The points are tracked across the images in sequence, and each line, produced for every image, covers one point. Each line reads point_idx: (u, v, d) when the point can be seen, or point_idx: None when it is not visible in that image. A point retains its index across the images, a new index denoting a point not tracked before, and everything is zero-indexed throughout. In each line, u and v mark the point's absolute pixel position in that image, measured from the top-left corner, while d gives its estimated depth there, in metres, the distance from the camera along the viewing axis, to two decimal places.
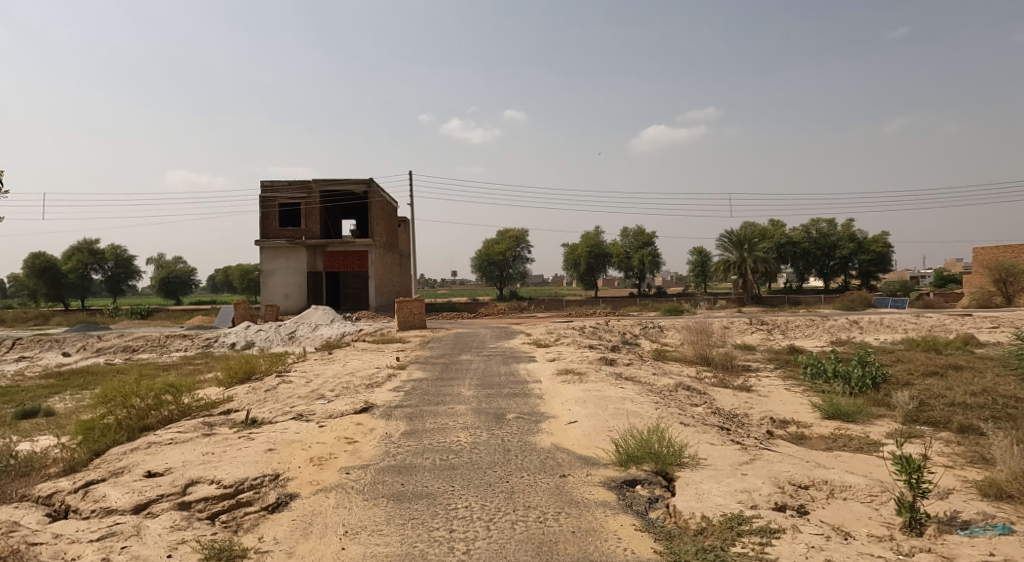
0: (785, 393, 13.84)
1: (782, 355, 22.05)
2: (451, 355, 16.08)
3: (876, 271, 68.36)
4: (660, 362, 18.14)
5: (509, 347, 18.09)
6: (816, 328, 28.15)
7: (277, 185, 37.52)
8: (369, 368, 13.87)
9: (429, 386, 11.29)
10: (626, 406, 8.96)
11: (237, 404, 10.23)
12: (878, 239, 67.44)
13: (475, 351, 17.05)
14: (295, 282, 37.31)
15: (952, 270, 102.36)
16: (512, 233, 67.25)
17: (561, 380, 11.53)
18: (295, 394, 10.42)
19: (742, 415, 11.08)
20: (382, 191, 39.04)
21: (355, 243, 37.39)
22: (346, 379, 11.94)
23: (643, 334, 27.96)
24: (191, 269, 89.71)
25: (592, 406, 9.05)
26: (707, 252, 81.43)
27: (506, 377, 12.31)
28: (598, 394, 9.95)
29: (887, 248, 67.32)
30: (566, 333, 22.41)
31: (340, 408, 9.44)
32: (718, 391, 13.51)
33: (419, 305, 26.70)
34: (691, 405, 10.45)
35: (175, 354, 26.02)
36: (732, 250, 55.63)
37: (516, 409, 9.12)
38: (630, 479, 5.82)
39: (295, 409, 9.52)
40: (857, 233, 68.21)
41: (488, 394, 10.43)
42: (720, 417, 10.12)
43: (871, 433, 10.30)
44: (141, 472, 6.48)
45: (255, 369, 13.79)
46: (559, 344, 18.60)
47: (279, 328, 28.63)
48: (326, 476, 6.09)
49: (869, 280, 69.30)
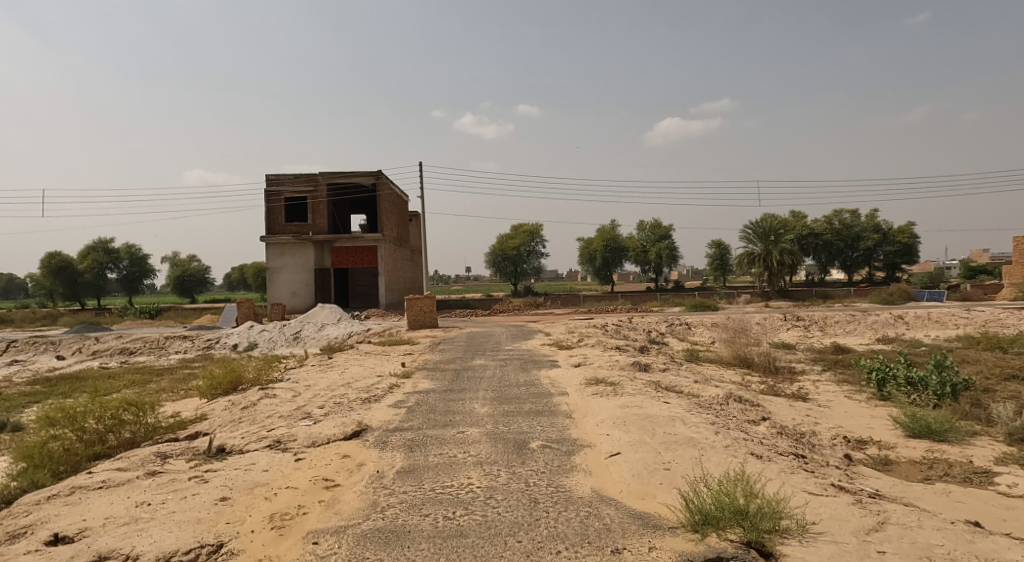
0: (849, 404, 11.97)
1: (827, 354, 20.09)
2: (464, 360, 14.38)
3: (903, 262, 65.88)
4: (697, 365, 16.29)
5: (528, 349, 16.36)
6: (857, 324, 26.07)
7: (282, 178, 36.07)
8: (370, 377, 12.17)
9: (437, 401, 9.59)
10: (679, 430, 7.20)
11: (207, 426, 8.56)
12: (904, 229, 64.89)
13: (491, 354, 15.35)
14: (303, 279, 35.90)
15: (978, 261, 99.02)
16: (526, 227, 65.65)
17: (592, 392, 9.78)
18: (277, 413, 8.75)
19: (810, 434, 9.26)
20: (392, 183, 37.48)
21: (365, 238, 35.90)
22: (340, 392, 10.26)
23: (669, 332, 26.08)
24: (205, 268, 88.86)
25: (636, 431, 7.28)
26: (725, 245, 78.99)
27: (527, 388, 10.58)
28: (640, 413, 8.17)
29: (913, 239, 64.72)
30: (589, 333, 20.64)
31: (326, 433, 7.77)
32: (772, 401, 11.67)
33: (430, 303, 25.04)
34: (752, 425, 8.65)
35: (174, 356, 24.59)
36: (757, 242, 53.67)
37: (542, 434, 7.39)
38: (713, 558, 4.08)
39: (273, 433, 7.86)
40: (882, 224, 65.73)
41: (506, 411, 8.73)
42: (790, 440, 8.31)
43: (975, 458, 8.44)
44: (44, 538, 4.85)
45: (242, 378, 12.18)
46: (583, 345, 16.81)
47: (283, 329, 27.09)
48: (285, 550, 4.43)
49: (895, 271, 66.81)
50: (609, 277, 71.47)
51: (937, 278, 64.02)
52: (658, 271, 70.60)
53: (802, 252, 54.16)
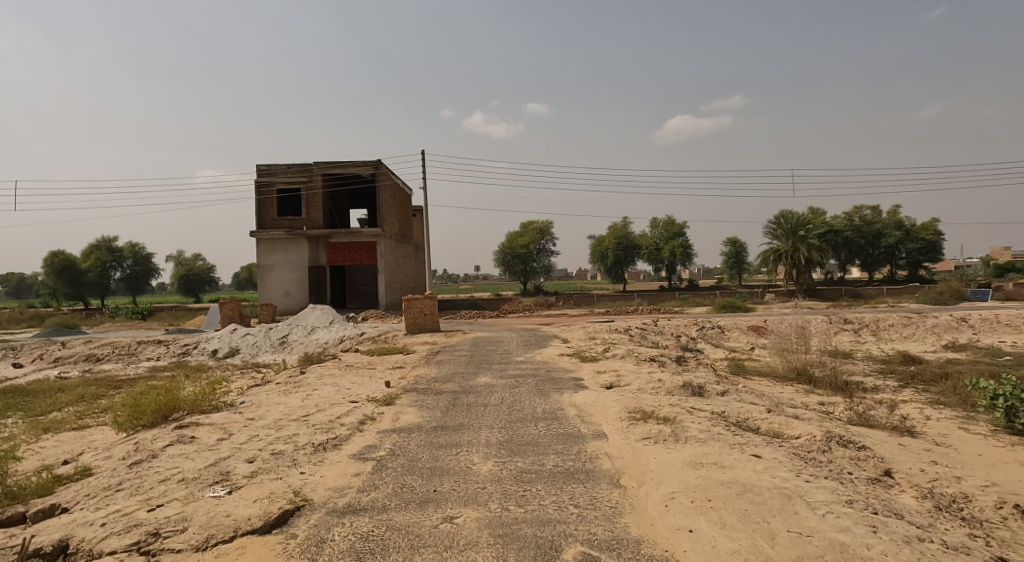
0: (976, 441, 8.99)
1: (894, 366, 17.07)
2: (465, 378, 11.47)
3: (927, 260, 62.46)
4: (751, 382, 13.36)
5: (545, 361, 13.47)
6: (915, 328, 22.96)
7: (274, 168, 33.28)
8: (340, 403, 9.31)
9: (421, 451, 6.69)
10: (813, 529, 4.29)
11: (71, 494, 5.70)
12: (930, 225, 61.51)
13: (499, 369, 12.48)
14: (297, 277, 33.24)
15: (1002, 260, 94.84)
16: (536, 225, 62.67)
17: (642, 437, 6.87)
18: (180, 471, 5.88)
19: (966, 501, 6.32)
20: (392, 174, 34.69)
21: (363, 233, 33.12)
22: (289, 430, 7.39)
23: (701, 338, 23.05)
24: (210, 266, 86.54)
25: (739, 527, 4.38)
26: (741, 242, 75.64)
27: (547, 426, 7.66)
28: (730, 482, 5.24)
29: (938, 236, 61.43)
30: (614, 339, 17.71)
31: (237, 517, 4.89)
32: (877, 439, 8.69)
33: (431, 303, 22.30)
34: (894, 497, 5.71)
35: (145, 364, 21.83)
36: (782, 238, 50.64)
37: (581, 531, 4.48)
38: None
39: (154, 515, 4.98)
40: (905, 220, 62.40)
41: (520, 472, 5.81)
42: (961, 523, 5.35)
43: None
44: None
45: (177, 405, 9.33)
46: (611, 356, 13.93)
47: (269, 333, 24.33)
48: None
49: (918, 270, 63.51)
50: (621, 276, 68.39)
51: (963, 277, 60.58)
52: (672, 269, 68.02)
53: (829, 249, 50.93)
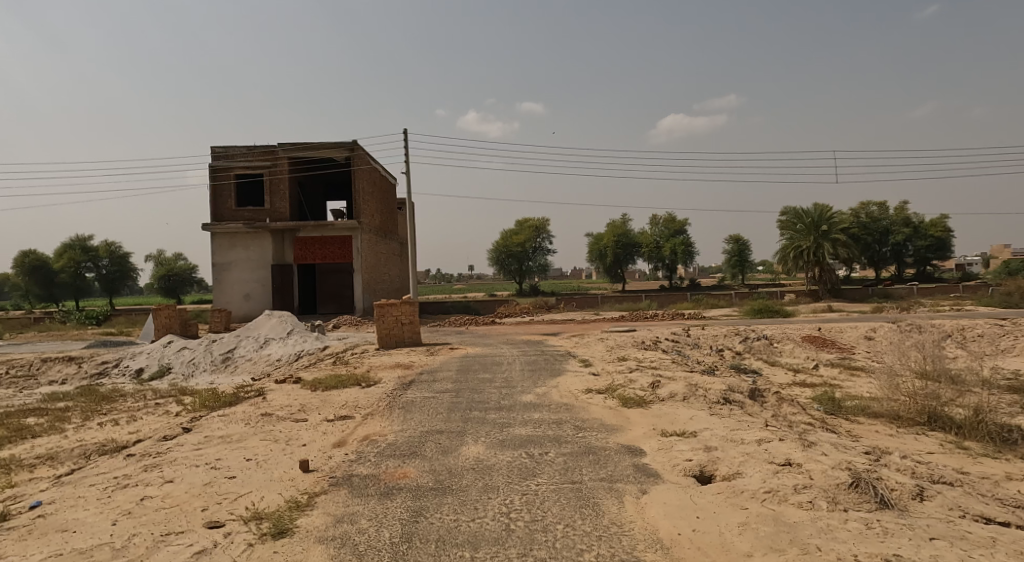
0: None
1: None
2: (443, 450, 6.73)
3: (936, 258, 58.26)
4: (882, 439, 8.75)
5: (569, 408, 8.74)
6: (1013, 340, 18.33)
7: (232, 151, 28.42)
8: (189, 533, 4.68)
9: None
10: None
11: None
12: (939, 222, 57.43)
13: (500, 426, 7.73)
14: (258, 278, 28.49)
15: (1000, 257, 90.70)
16: (532, 222, 57.85)
17: None
18: None
19: None
20: (370, 157, 29.93)
21: (336, 226, 28.38)
22: None
23: (749, 353, 18.32)
24: (191, 266, 81.22)
25: None
26: (744, 240, 71.09)
27: None
28: None
29: (948, 233, 57.31)
30: (652, 361, 12.99)
31: None
32: None
33: (409, 309, 17.56)
34: None
35: (40, 391, 16.99)
36: (804, 235, 45.87)
37: None
38: None
39: None
40: (912, 216, 58.20)
41: None
42: None
43: None
44: None
45: None
46: (667, 397, 9.24)
47: (211, 347, 19.53)
48: None
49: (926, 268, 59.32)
50: (620, 276, 63.77)
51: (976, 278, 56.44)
52: (673, 269, 63.50)
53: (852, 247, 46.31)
